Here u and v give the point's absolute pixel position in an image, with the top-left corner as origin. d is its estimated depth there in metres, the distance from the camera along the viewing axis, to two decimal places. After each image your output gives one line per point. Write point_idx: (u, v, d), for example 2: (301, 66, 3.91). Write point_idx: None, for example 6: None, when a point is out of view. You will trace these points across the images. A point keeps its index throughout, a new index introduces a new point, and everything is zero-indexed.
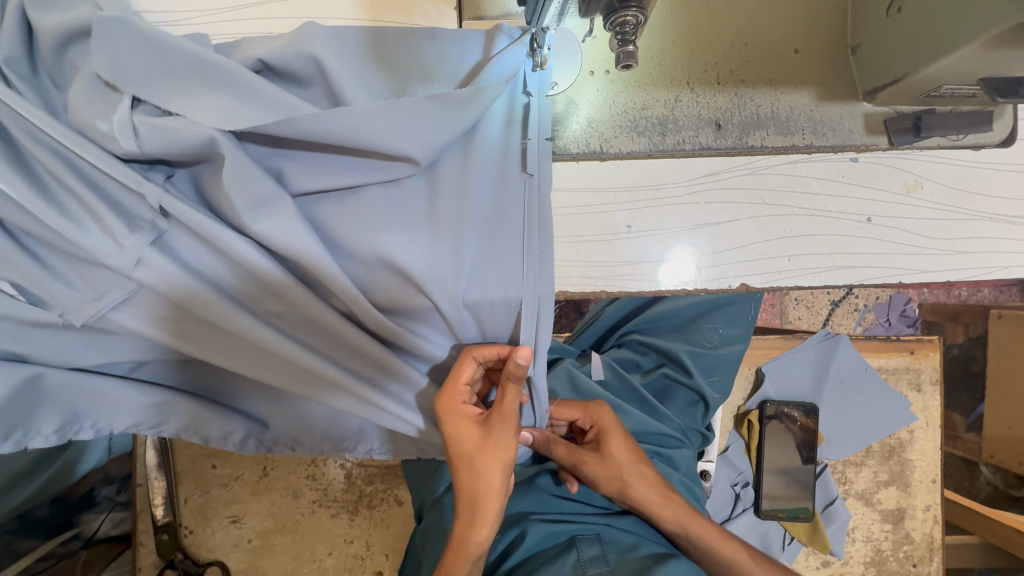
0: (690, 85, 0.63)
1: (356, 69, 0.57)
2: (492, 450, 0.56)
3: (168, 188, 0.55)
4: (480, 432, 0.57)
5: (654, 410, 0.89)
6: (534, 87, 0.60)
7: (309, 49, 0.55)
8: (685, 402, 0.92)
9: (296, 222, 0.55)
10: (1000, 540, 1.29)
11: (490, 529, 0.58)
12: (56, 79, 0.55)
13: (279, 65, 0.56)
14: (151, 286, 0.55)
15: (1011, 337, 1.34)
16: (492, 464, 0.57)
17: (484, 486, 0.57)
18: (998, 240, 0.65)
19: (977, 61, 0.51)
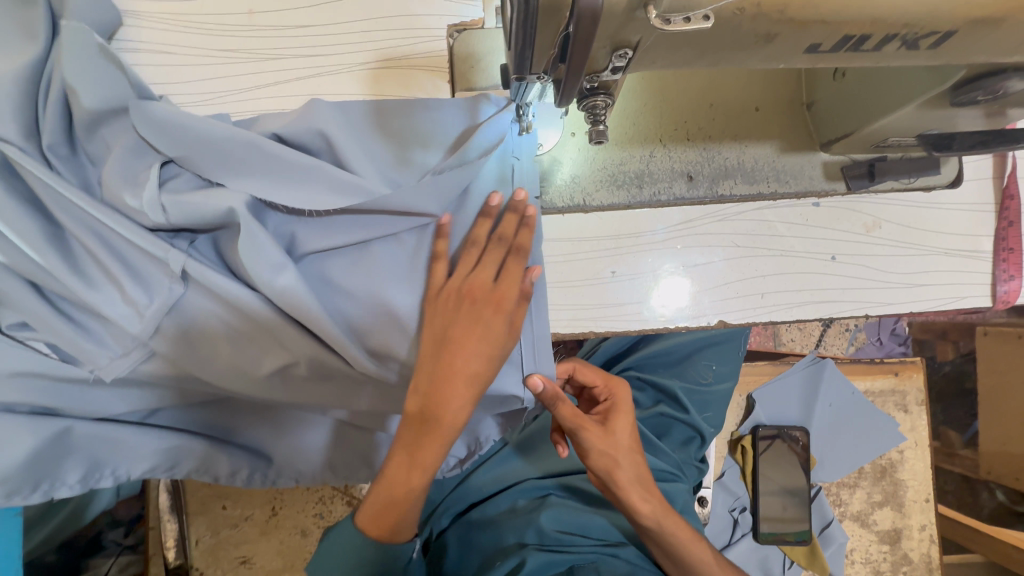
0: (663, 141, 0.69)
1: (361, 139, 0.63)
2: (472, 380, 0.56)
3: (191, 252, 0.60)
4: (492, 356, 0.57)
5: (651, 445, 0.93)
6: (522, 148, 0.66)
7: (317, 124, 0.62)
8: (679, 436, 0.97)
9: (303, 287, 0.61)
10: (1002, 557, 1.30)
11: (436, 453, 0.58)
12: (93, 157, 0.61)
13: (293, 139, 0.63)
14: (169, 350, 0.62)
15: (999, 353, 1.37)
16: (474, 393, 0.57)
17: (454, 413, 0.56)
18: (954, 272, 0.70)
19: (916, 118, 0.57)
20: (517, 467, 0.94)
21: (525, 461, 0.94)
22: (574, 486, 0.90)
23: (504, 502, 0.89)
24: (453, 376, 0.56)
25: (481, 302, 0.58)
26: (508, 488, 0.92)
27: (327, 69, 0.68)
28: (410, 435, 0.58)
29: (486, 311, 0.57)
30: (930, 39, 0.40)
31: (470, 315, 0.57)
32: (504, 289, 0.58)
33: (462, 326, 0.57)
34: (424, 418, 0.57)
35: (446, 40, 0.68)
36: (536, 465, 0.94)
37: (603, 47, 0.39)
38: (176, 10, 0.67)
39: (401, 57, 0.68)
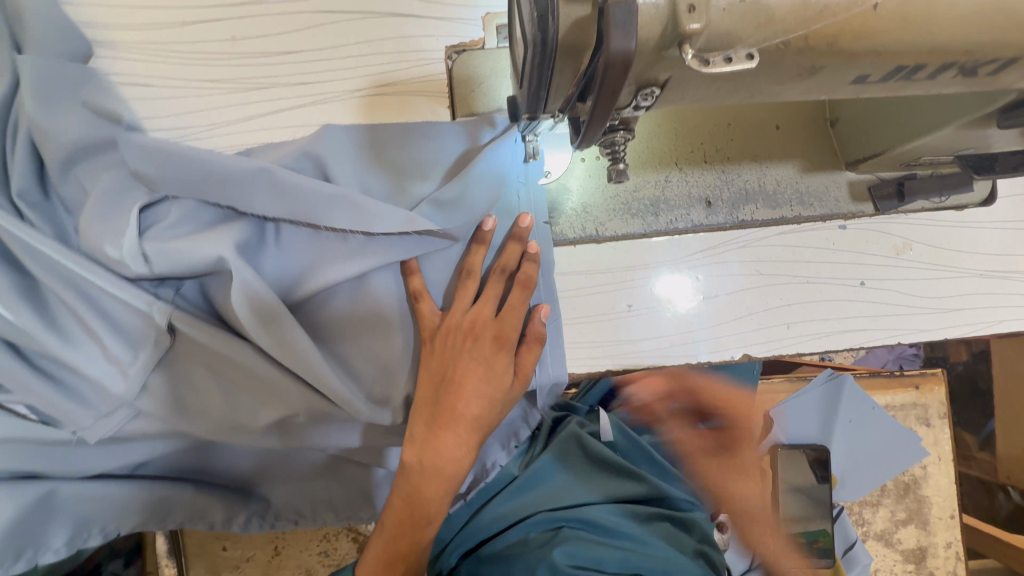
0: (679, 165, 0.65)
1: (357, 171, 0.59)
2: (467, 425, 0.55)
3: (178, 302, 0.57)
4: (493, 399, 0.56)
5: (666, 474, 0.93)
6: (531, 176, 0.62)
7: (310, 155, 0.58)
8: (691, 462, 0.97)
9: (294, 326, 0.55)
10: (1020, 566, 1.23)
11: (441, 501, 0.56)
12: (67, 200, 0.56)
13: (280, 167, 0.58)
14: (156, 410, 0.58)
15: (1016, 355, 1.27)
16: (475, 439, 0.56)
17: (455, 461, 0.55)
18: (990, 295, 0.66)
19: (955, 139, 0.53)
20: (531, 501, 0.87)
21: (539, 493, 0.87)
22: (593, 521, 0.84)
23: (517, 534, 0.84)
24: (455, 422, 0.54)
25: (483, 340, 0.56)
26: (522, 523, 0.85)
27: (318, 97, 0.63)
28: (408, 484, 0.55)
29: (488, 350, 0.56)
30: (990, 67, 0.36)
31: (472, 355, 0.56)
32: (505, 328, 0.57)
33: (464, 366, 0.55)
34: (425, 464, 0.55)
35: (444, 62, 0.64)
36: (552, 497, 0.87)
37: (627, 84, 0.34)
38: (153, 37, 0.62)
39: (397, 82, 0.64)
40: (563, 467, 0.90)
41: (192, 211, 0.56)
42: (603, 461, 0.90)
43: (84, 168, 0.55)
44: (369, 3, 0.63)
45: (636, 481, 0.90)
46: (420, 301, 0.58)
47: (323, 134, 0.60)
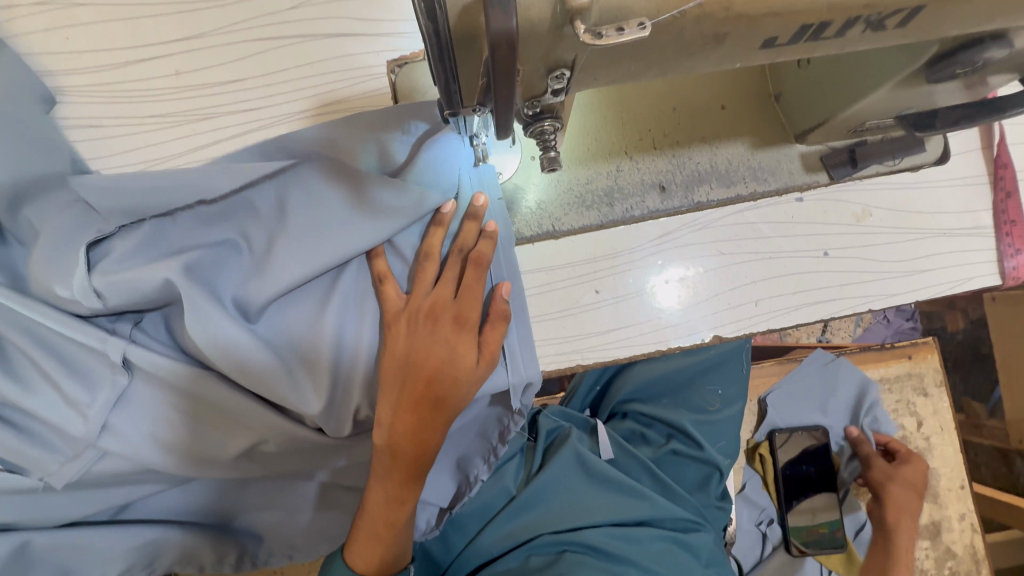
0: (629, 153, 0.65)
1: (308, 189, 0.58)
2: (437, 410, 0.56)
3: (136, 337, 0.57)
4: (457, 380, 0.56)
5: (668, 489, 0.91)
6: (482, 183, 0.62)
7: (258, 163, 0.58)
8: (691, 475, 0.94)
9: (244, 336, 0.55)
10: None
11: (417, 482, 0.58)
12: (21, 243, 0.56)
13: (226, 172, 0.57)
14: (122, 451, 0.57)
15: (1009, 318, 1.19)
16: (443, 420, 0.57)
17: (425, 442, 0.57)
18: (955, 252, 0.65)
19: (893, 99, 0.53)
20: (530, 522, 0.85)
21: (539, 513, 0.86)
22: (596, 545, 0.82)
23: (517, 557, 0.83)
24: (421, 408, 0.56)
25: (444, 323, 0.56)
26: (523, 545, 0.84)
27: (265, 123, 0.64)
28: (387, 472, 0.58)
29: (450, 333, 0.56)
30: (897, 18, 0.36)
31: (434, 339, 0.56)
32: (467, 309, 0.57)
33: (427, 351, 0.56)
34: (399, 450, 0.57)
35: (387, 77, 0.64)
36: (552, 519, 0.85)
37: (534, 70, 0.35)
38: (101, 80, 0.63)
39: (343, 101, 0.64)
40: (562, 484, 0.88)
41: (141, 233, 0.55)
42: (605, 480, 0.89)
43: (37, 206, 0.55)
44: (309, 27, 0.64)
45: (642, 500, 0.88)
46: (384, 283, 0.59)
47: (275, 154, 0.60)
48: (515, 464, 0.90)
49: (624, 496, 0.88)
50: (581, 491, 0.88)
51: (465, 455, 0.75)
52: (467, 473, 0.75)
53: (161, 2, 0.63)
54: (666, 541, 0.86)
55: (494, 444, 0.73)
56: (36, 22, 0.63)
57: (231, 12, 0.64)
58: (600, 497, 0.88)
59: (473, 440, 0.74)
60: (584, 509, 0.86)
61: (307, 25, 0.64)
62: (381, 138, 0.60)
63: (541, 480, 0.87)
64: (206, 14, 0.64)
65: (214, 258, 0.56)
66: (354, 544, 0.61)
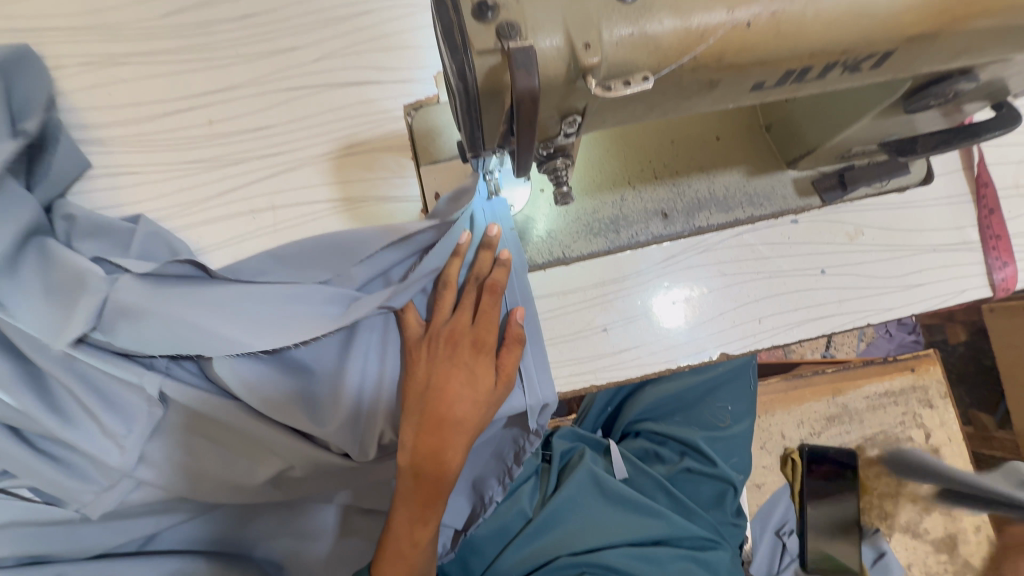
0: (631, 183, 0.69)
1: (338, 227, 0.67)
2: (458, 431, 0.58)
3: (171, 370, 0.59)
4: (477, 402, 0.59)
5: (683, 506, 0.92)
6: (496, 214, 0.66)
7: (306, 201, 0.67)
8: (706, 492, 0.95)
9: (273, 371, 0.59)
10: None
11: (440, 503, 0.60)
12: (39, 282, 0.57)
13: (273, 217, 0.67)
14: (156, 480, 0.59)
15: (1008, 329, 1.21)
16: (465, 441, 0.59)
17: (448, 464, 0.59)
18: (944, 267, 0.69)
19: (876, 127, 0.57)
20: (548, 544, 0.86)
21: (557, 535, 0.87)
22: (614, 565, 0.83)
23: None
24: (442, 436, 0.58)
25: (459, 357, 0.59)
26: (543, 568, 0.85)
27: (291, 165, 0.68)
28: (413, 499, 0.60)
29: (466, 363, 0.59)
30: (871, 61, 0.41)
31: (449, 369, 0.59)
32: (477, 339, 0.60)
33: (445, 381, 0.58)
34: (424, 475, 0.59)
35: (404, 119, 0.69)
36: (570, 540, 0.86)
37: (549, 116, 0.39)
38: (137, 130, 0.68)
39: (363, 142, 0.69)
40: (578, 503, 0.89)
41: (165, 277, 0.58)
42: (620, 499, 0.90)
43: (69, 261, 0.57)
44: (330, 76, 0.70)
45: (658, 519, 0.88)
46: (405, 312, 0.62)
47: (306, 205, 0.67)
48: (531, 485, 0.92)
49: (640, 514, 0.89)
50: (597, 511, 0.89)
51: (481, 476, 0.77)
52: (482, 493, 0.77)
53: (194, 58, 0.69)
54: (686, 561, 0.86)
55: (510, 464, 0.75)
56: (81, 79, 0.68)
57: (258, 66, 0.69)
58: (616, 516, 0.89)
59: (488, 461, 0.76)
60: (602, 530, 0.87)
61: (329, 75, 0.70)
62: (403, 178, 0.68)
63: (557, 500, 0.88)
64: (237, 68, 0.69)
65: (244, 296, 0.59)
66: (381, 569, 0.63)
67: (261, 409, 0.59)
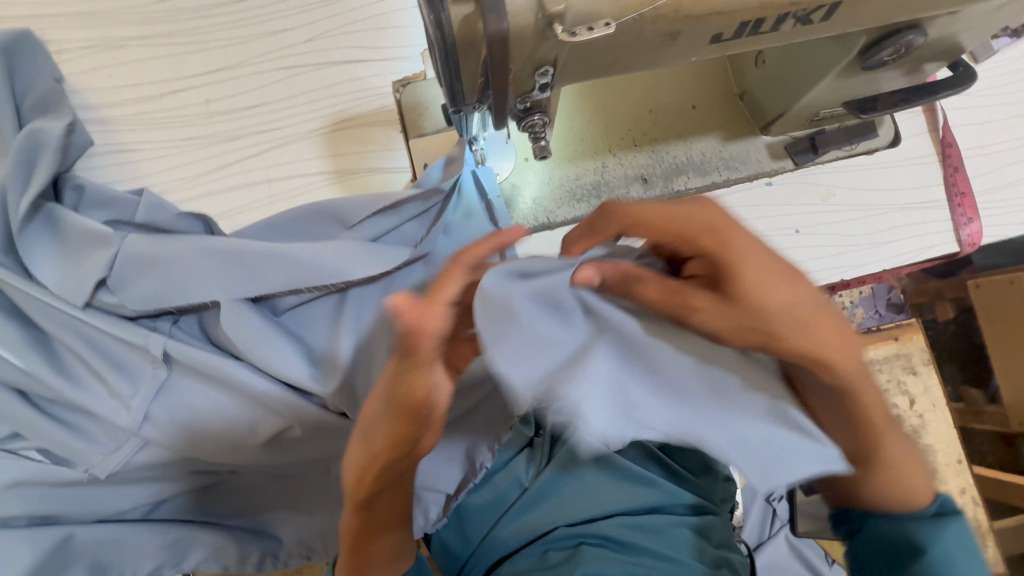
0: (611, 151, 0.72)
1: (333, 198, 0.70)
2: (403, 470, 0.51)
3: (174, 334, 0.62)
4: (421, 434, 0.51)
5: (679, 475, 0.91)
6: (481, 181, 0.68)
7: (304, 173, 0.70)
8: (698, 459, 0.94)
9: (268, 335, 0.61)
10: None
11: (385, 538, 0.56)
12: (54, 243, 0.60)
13: (274, 192, 0.70)
14: (159, 439, 0.62)
15: (1000, 305, 1.15)
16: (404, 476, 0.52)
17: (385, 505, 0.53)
18: (911, 224, 0.73)
19: (840, 87, 0.61)
20: (545, 513, 0.85)
21: (553, 504, 0.86)
22: (610, 535, 0.81)
23: (536, 551, 0.83)
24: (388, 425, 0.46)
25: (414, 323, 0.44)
26: (541, 540, 0.83)
27: (285, 139, 0.71)
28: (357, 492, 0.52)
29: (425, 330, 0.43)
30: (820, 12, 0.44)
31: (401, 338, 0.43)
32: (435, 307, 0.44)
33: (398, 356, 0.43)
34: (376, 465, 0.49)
35: (392, 95, 0.72)
36: (566, 511, 0.85)
37: (523, 68, 0.42)
38: (135, 110, 0.71)
39: (353, 117, 0.72)
40: (574, 474, 0.88)
41: (161, 241, 0.60)
42: (615, 468, 0.88)
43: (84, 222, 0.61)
44: (320, 56, 0.73)
45: (654, 486, 0.87)
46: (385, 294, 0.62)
47: (302, 176, 0.71)
48: (525, 456, 0.92)
49: (637, 483, 0.87)
50: (594, 481, 0.87)
51: (473, 442, 0.80)
52: (472, 459, 0.80)
53: (190, 42, 0.72)
54: (686, 528, 0.84)
55: (499, 430, 0.79)
56: (81, 63, 0.71)
57: (251, 47, 0.72)
58: (613, 485, 0.87)
59: (480, 428, 0.79)
60: (598, 498, 0.86)
61: (319, 55, 0.73)
62: (394, 151, 0.72)
63: (552, 470, 0.88)
64: (231, 51, 0.72)
65: (235, 261, 0.60)
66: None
67: (263, 368, 0.62)
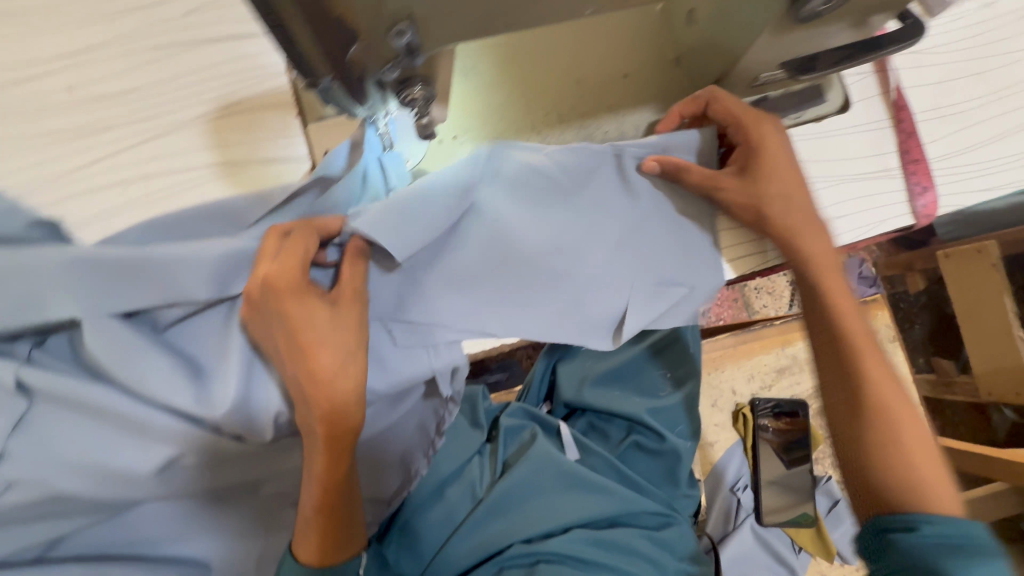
0: (536, 129, 0.66)
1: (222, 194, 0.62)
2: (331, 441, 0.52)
3: (34, 359, 0.54)
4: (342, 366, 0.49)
5: (635, 483, 0.86)
6: (389, 169, 0.61)
7: (188, 167, 0.62)
8: (654, 468, 0.88)
9: (139, 352, 0.53)
10: (992, 472, 1.17)
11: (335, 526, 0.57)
12: None
13: (156, 189, 0.62)
14: (24, 478, 0.54)
15: (967, 273, 1.10)
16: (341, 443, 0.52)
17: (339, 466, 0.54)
18: (864, 197, 0.67)
19: (779, 46, 0.54)
20: (500, 529, 0.77)
21: (508, 520, 0.78)
22: (569, 552, 0.74)
23: (489, 568, 0.74)
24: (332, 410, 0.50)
25: (311, 310, 0.48)
26: (495, 558, 0.75)
27: (165, 129, 0.63)
28: (322, 447, 0.52)
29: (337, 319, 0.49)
30: None
31: (308, 328, 0.48)
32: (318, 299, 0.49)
33: (328, 346, 0.49)
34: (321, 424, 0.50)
35: (287, 76, 0.64)
36: (522, 526, 0.78)
37: (373, 32, 0.35)
38: None
39: (243, 101, 0.64)
40: (531, 485, 0.81)
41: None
42: (574, 478, 0.82)
43: None
44: (201, 32, 0.64)
45: (612, 496, 0.82)
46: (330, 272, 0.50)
47: (188, 169, 0.62)
48: (477, 464, 0.86)
49: (594, 494, 0.82)
50: (552, 493, 0.81)
51: (407, 450, 0.73)
52: (408, 467, 0.75)
53: (47, 20, 0.63)
54: (644, 541, 0.80)
55: (433, 436, 0.73)
56: None
57: (121, 24, 0.63)
58: (571, 496, 0.81)
59: (412, 436, 0.73)
60: (555, 511, 0.79)
61: (201, 30, 0.64)
62: (289, 137, 0.64)
63: (508, 480, 0.80)
64: (96, 28, 0.63)
65: (77, 268, 0.51)
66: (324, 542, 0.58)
67: (148, 398, 0.54)
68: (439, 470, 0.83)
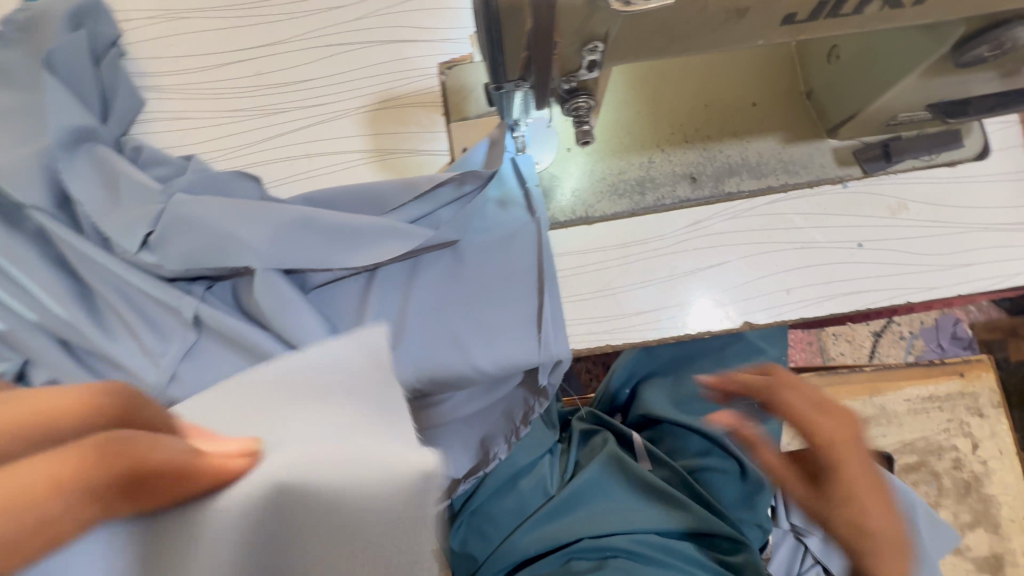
0: (660, 147, 0.68)
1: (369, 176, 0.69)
2: None
3: (207, 299, 0.62)
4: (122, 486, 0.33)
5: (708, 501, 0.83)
6: (521, 169, 0.66)
7: (343, 150, 0.70)
8: (726, 489, 0.85)
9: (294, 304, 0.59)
10: None
11: None
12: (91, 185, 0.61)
13: (317, 167, 0.70)
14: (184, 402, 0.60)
15: None
16: None
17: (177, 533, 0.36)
18: (998, 247, 0.65)
19: (925, 87, 0.55)
20: (570, 522, 0.79)
21: (576, 517, 0.80)
22: (638, 551, 0.75)
23: (557, 560, 0.76)
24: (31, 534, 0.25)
25: None
26: (563, 548, 0.77)
27: (329, 115, 0.71)
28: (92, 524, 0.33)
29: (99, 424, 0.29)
30: None
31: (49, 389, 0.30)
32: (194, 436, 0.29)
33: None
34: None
35: (437, 77, 0.71)
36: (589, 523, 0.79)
37: (571, 42, 0.39)
38: (189, 79, 0.72)
39: (398, 97, 0.71)
40: (601, 486, 0.83)
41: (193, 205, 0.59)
42: (644, 486, 0.82)
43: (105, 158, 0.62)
44: (370, 33, 0.72)
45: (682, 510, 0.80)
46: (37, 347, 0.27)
47: (343, 152, 0.70)
48: (548, 462, 0.87)
49: (664, 506, 0.81)
50: (621, 497, 0.82)
51: (489, 433, 0.73)
52: (487, 449, 0.73)
53: (244, 15, 0.73)
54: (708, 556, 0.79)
55: (517, 424, 0.71)
56: (143, 32, 0.74)
57: (303, 23, 0.73)
58: (639, 503, 0.81)
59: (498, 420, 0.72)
60: (622, 515, 0.79)
61: (368, 32, 0.73)
62: (433, 131, 0.70)
63: (579, 479, 0.82)
64: (283, 25, 0.73)
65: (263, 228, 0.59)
66: None
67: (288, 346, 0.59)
68: (514, 462, 0.85)
